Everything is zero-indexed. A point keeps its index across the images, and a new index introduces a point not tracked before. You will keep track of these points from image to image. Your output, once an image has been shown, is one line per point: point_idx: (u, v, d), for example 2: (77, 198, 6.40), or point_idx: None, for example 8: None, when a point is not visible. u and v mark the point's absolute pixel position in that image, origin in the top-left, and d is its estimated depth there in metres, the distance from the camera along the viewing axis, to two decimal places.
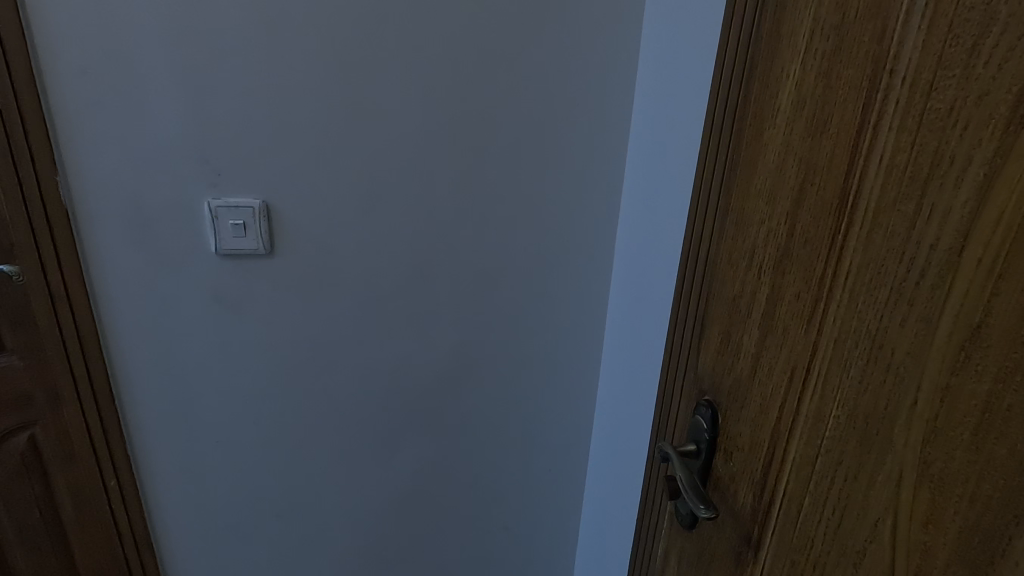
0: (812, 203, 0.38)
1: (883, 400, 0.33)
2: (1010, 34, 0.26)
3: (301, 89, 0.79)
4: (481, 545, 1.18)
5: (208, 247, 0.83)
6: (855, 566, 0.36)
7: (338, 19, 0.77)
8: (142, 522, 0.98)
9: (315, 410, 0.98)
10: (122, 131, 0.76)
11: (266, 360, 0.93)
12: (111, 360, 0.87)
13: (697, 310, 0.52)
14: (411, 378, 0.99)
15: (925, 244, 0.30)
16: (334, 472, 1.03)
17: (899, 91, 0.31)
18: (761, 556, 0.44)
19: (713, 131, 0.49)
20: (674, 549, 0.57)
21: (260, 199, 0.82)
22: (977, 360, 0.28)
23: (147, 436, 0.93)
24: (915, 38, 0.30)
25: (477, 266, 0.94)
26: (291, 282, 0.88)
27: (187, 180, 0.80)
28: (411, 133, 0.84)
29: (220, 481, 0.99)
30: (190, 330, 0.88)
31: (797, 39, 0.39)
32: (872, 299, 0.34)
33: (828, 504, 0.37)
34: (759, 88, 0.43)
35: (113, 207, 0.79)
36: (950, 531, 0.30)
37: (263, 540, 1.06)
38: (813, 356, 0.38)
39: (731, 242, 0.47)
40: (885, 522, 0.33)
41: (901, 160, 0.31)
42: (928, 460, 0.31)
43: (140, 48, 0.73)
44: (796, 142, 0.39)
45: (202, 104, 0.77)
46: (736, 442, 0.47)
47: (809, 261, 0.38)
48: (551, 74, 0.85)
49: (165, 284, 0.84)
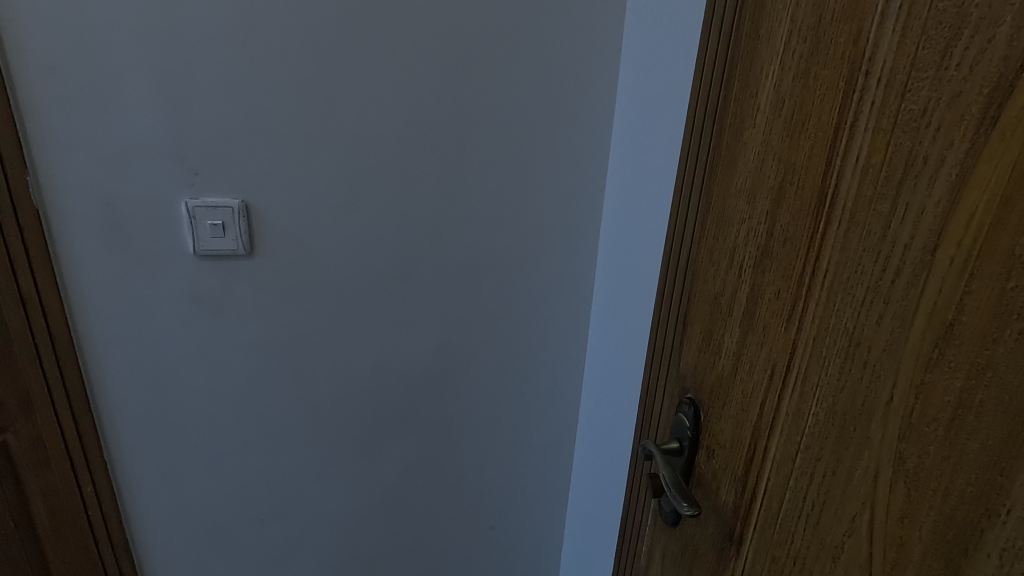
0: (790, 202, 0.38)
1: (860, 397, 0.34)
2: (981, 36, 0.26)
3: (281, 87, 0.78)
4: (466, 546, 1.18)
5: (186, 247, 0.82)
6: (834, 561, 0.36)
7: (318, 16, 0.76)
8: (121, 528, 0.95)
9: (297, 410, 0.97)
10: (96, 129, 0.74)
11: (247, 364, 0.91)
12: (86, 363, 0.84)
13: (678, 309, 0.52)
14: (395, 380, 0.99)
15: (901, 243, 0.31)
16: (318, 473, 1.02)
17: (875, 91, 0.32)
18: (742, 551, 0.45)
19: (692, 132, 0.49)
20: (657, 546, 0.57)
21: (239, 199, 0.81)
22: (950, 357, 0.28)
23: (125, 439, 0.91)
24: (890, 39, 0.31)
25: (461, 265, 0.93)
26: (271, 282, 0.87)
27: (162, 179, 0.78)
28: (393, 132, 0.83)
29: (200, 484, 0.97)
30: (169, 331, 0.86)
31: (775, 39, 0.39)
32: (849, 297, 0.34)
33: (808, 500, 0.38)
34: (739, 89, 0.43)
35: (87, 206, 0.77)
36: (926, 525, 0.30)
37: (245, 544, 1.04)
38: (793, 353, 0.38)
39: (712, 241, 0.47)
40: (862, 517, 0.34)
41: (876, 160, 0.32)
42: (904, 455, 0.31)
43: (113, 43, 0.71)
44: (775, 141, 0.39)
45: (180, 101, 0.75)
46: (718, 440, 0.47)
47: (788, 259, 0.38)
48: (533, 74, 0.85)
49: (143, 285, 0.83)
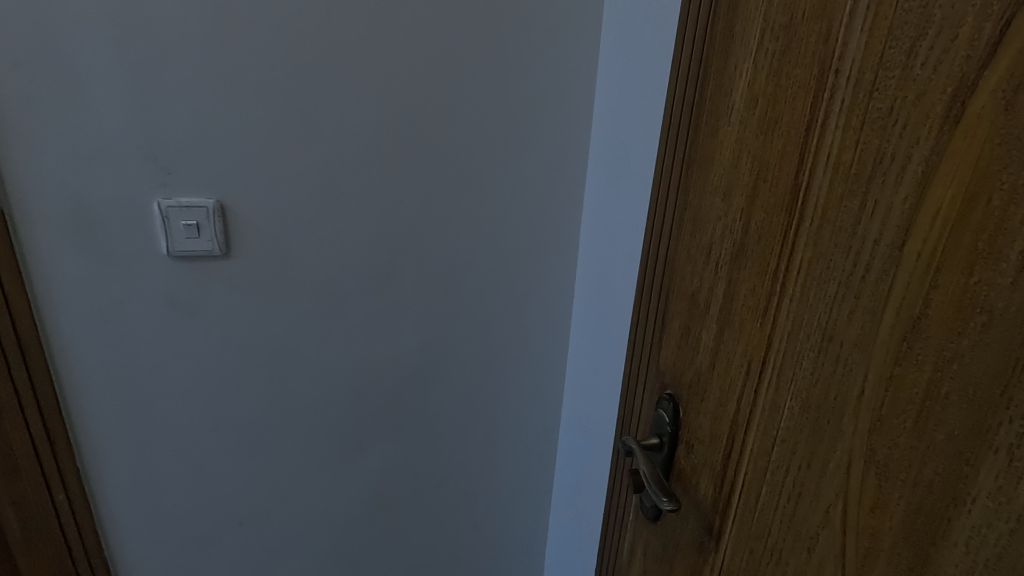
0: (765, 200, 0.39)
1: (833, 391, 0.34)
2: (945, 36, 0.27)
3: (256, 85, 0.76)
4: (449, 545, 1.17)
5: (160, 248, 0.80)
6: (809, 552, 0.37)
7: (293, 13, 0.75)
8: (95, 535, 0.93)
9: (276, 412, 0.95)
10: (63, 128, 0.72)
11: (226, 367, 0.90)
12: (56, 369, 0.82)
13: (657, 306, 0.52)
14: (377, 380, 0.98)
15: (870, 239, 0.31)
16: (300, 476, 1.01)
17: (844, 91, 0.32)
18: (721, 545, 0.45)
19: (669, 130, 0.49)
20: (639, 542, 0.58)
21: (214, 198, 0.80)
22: (918, 350, 0.29)
23: (98, 445, 0.88)
24: (858, 39, 0.31)
25: (442, 263, 0.93)
26: (248, 283, 0.86)
27: (135, 179, 0.76)
28: (370, 130, 0.83)
29: (178, 488, 0.95)
30: (143, 334, 0.85)
31: (748, 38, 0.40)
32: (822, 292, 0.34)
33: (783, 493, 0.39)
34: (714, 87, 0.43)
35: (56, 207, 0.75)
36: (896, 514, 0.31)
37: (224, 548, 1.02)
38: (769, 348, 0.39)
39: (689, 238, 0.47)
40: (836, 508, 0.34)
41: (846, 159, 0.32)
42: (876, 446, 0.32)
43: (80, 40, 0.69)
44: (749, 139, 0.40)
45: (152, 100, 0.73)
46: (696, 435, 0.48)
47: (763, 255, 0.39)
48: (512, 73, 0.85)
49: (116, 287, 0.81)
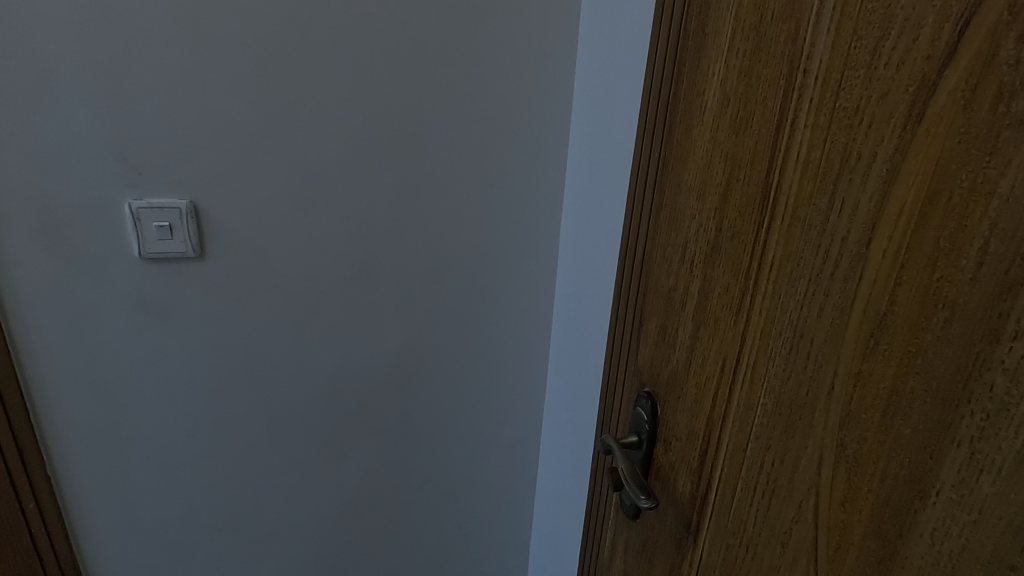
0: (737, 198, 0.39)
1: (804, 387, 0.35)
2: (906, 36, 0.27)
3: (229, 84, 0.75)
4: (433, 547, 1.17)
5: (132, 250, 0.78)
6: (783, 547, 0.37)
7: (266, 11, 0.74)
8: (67, 545, 0.90)
9: (254, 415, 0.94)
10: (27, 127, 0.70)
11: (201, 370, 0.88)
12: (24, 375, 0.80)
13: (634, 305, 0.53)
14: (357, 382, 0.98)
15: (838, 237, 0.32)
16: (280, 479, 1.00)
17: (812, 91, 0.33)
18: (699, 542, 0.46)
19: (645, 130, 0.49)
20: (620, 539, 0.58)
21: (187, 199, 0.78)
22: (885, 345, 0.29)
23: (69, 452, 0.86)
24: (824, 41, 0.32)
25: (423, 263, 0.93)
26: (224, 286, 0.85)
27: (104, 179, 0.74)
28: (347, 130, 0.82)
29: (154, 494, 0.93)
30: (116, 337, 0.83)
31: (720, 38, 0.40)
32: (793, 289, 0.35)
33: (758, 488, 0.39)
34: (687, 87, 0.44)
35: (21, 209, 0.73)
36: (865, 507, 0.31)
37: (203, 554, 1.01)
38: (743, 344, 0.39)
39: (664, 237, 0.48)
40: (808, 503, 0.35)
41: (814, 158, 0.33)
42: (845, 442, 0.32)
43: (44, 36, 0.67)
44: (722, 137, 0.40)
45: (121, 99, 0.72)
46: (674, 432, 0.48)
47: (736, 253, 0.39)
48: (491, 73, 0.85)
49: (86, 290, 0.79)
